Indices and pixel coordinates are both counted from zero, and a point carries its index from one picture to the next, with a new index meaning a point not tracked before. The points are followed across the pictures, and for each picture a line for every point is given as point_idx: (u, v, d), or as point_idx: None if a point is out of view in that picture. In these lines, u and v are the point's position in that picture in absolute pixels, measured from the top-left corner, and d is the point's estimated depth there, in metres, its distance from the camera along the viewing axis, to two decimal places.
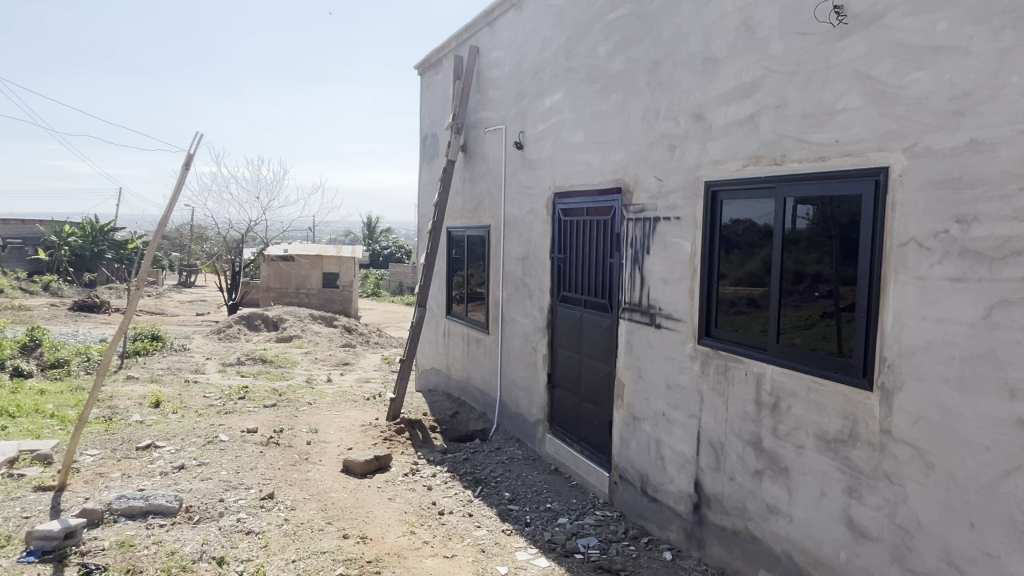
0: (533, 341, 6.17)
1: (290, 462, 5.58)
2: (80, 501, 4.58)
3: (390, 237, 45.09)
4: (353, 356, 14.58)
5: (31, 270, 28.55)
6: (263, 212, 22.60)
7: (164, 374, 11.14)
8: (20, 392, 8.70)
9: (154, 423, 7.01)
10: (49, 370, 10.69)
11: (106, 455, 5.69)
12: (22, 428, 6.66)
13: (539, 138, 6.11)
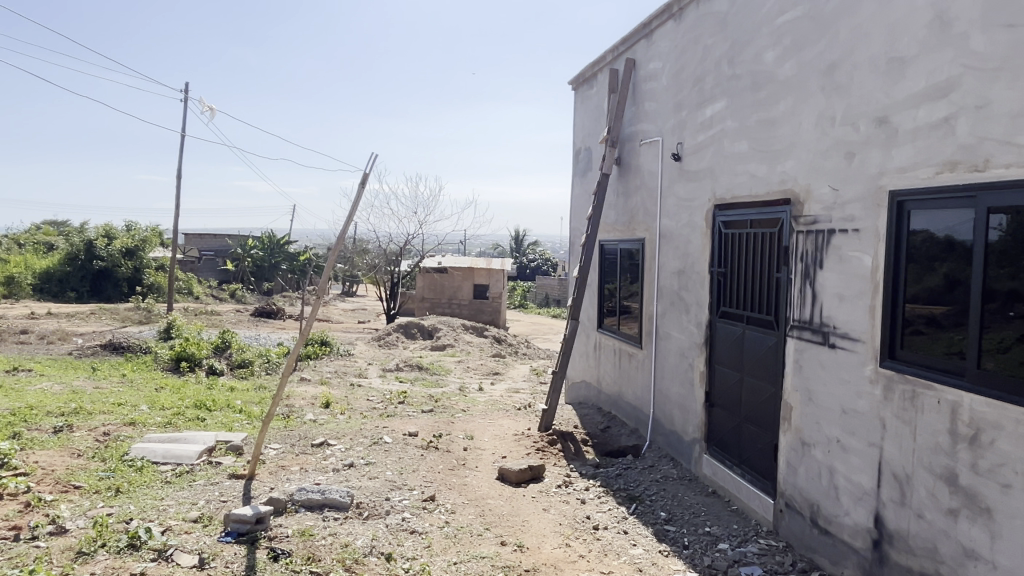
0: (689, 356, 5.99)
1: (449, 467, 5.79)
2: (267, 490, 5.04)
3: (537, 250, 45.82)
4: (502, 366, 14.91)
5: (220, 279, 31.98)
6: (420, 226, 23.80)
7: (332, 377, 12.01)
8: (215, 388, 9.76)
9: (326, 422, 7.58)
10: (237, 370, 11.90)
11: (287, 449, 6.22)
12: (217, 421, 7.44)
13: (698, 149, 5.95)
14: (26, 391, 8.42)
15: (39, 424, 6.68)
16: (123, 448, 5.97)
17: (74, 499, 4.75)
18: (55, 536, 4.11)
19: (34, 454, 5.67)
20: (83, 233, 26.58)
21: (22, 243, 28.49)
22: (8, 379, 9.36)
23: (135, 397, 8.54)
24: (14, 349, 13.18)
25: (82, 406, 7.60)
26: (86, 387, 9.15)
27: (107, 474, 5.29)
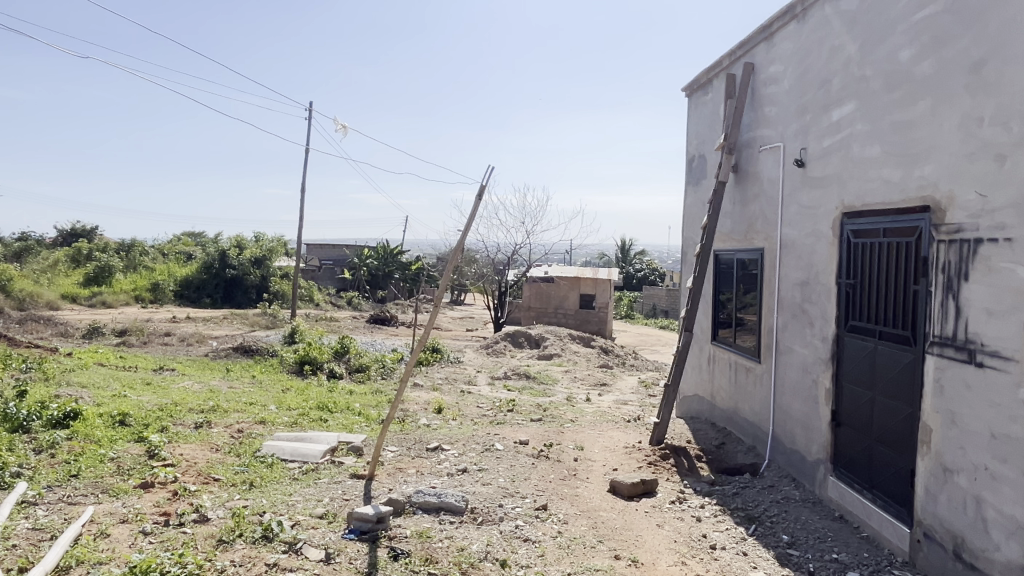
0: (813, 372, 5.70)
1: (560, 477, 5.80)
2: (386, 491, 5.24)
3: (644, 260, 45.14)
4: (610, 377, 14.75)
5: (339, 286, 33.65)
6: (528, 236, 24.02)
7: (443, 384, 12.31)
8: (335, 391, 10.26)
9: (439, 427, 7.78)
10: (355, 374, 12.44)
11: (404, 452, 6.44)
12: (338, 422, 7.82)
13: (824, 155, 5.66)
14: (171, 388, 9.18)
15: (182, 419, 7.26)
16: (256, 444, 6.38)
17: (214, 491, 5.12)
18: (199, 523, 4.45)
19: (180, 447, 6.17)
20: (218, 243, 28.72)
21: (166, 253, 31.14)
22: (156, 377, 10.24)
23: (264, 398, 9.11)
24: (160, 350, 14.41)
25: (219, 404, 8.20)
26: (221, 386, 9.87)
27: (242, 468, 5.67)
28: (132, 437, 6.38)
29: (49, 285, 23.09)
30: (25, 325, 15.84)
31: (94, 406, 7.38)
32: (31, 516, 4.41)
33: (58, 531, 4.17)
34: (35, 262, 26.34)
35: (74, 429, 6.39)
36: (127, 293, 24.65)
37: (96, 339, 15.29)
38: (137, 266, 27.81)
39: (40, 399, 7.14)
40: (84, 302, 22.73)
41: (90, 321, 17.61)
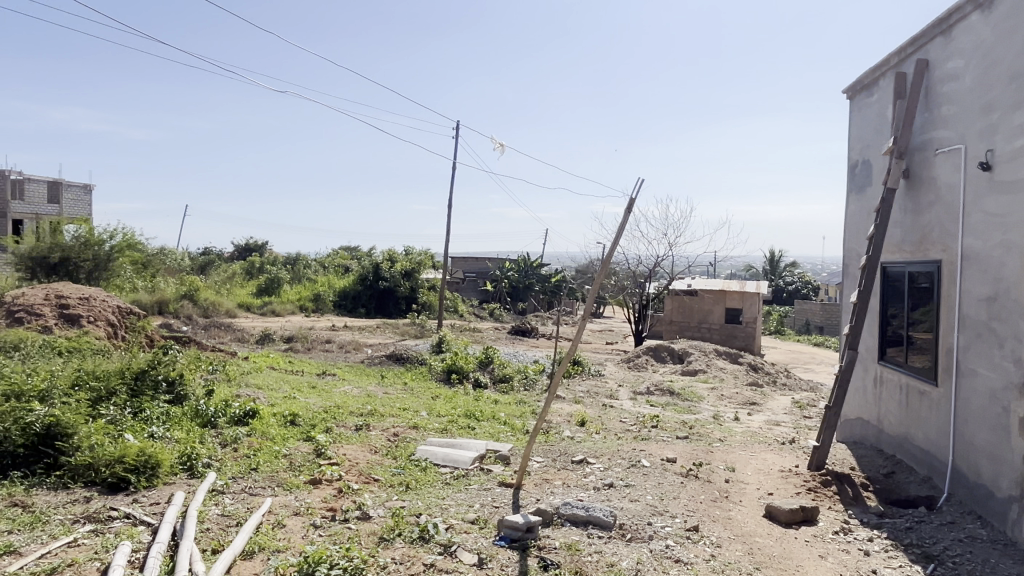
0: (1003, 399, 5.11)
1: (711, 498, 5.59)
2: (534, 501, 5.31)
3: (795, 272, 42.69)
4: (760, 396, 14.01)
5: (481, 298, 34.63)
6: (670, 248, 23.48)
7: (585, 397, 12.28)
8: (481, 400, 10.55)
9: (583, 440, 7.78)
10: (499, 384, 12.73)
11: (550, 464, 6.50)
12: (485, 431, 8.03)
13: (1015, 157, 5.10)
14: (334, 392, 9.87)
15: (344, 421, 7.79)
16: (410, 449, 6.70)
17: (374, 490, 5.44)
18: (362, 520, 4.74)
19: (343, 447, 6.61)
20: (372, 257, 30.56)
21: (326, 265, 33.56)
22: (319, 381, 11.05)
23: (415, 404, 9.55)
24: (321, 356, 15.53)
25: (376, 409, 8.70)
26: (377, 392, 10.47)
27: (398, 470, 5.98)
28: (302, 436, 6.93)
29: (228, 295, 25.63)
30: (209, 331, 17.66)
31: (269, 406, 8.09)
32: (220, 503, 4.91)
33: (242, 519, 4.60)
34: (217, 274, 29.37)
35: (253, 426, 7.04)
36: (293, 302, 26.81)
37: (268, 345, 16.74)
38: (301, 278, 30.20)
39: (226, 397, 7.94)
40: (257, 311, 24.99)
41: (262, 328, 19.38)
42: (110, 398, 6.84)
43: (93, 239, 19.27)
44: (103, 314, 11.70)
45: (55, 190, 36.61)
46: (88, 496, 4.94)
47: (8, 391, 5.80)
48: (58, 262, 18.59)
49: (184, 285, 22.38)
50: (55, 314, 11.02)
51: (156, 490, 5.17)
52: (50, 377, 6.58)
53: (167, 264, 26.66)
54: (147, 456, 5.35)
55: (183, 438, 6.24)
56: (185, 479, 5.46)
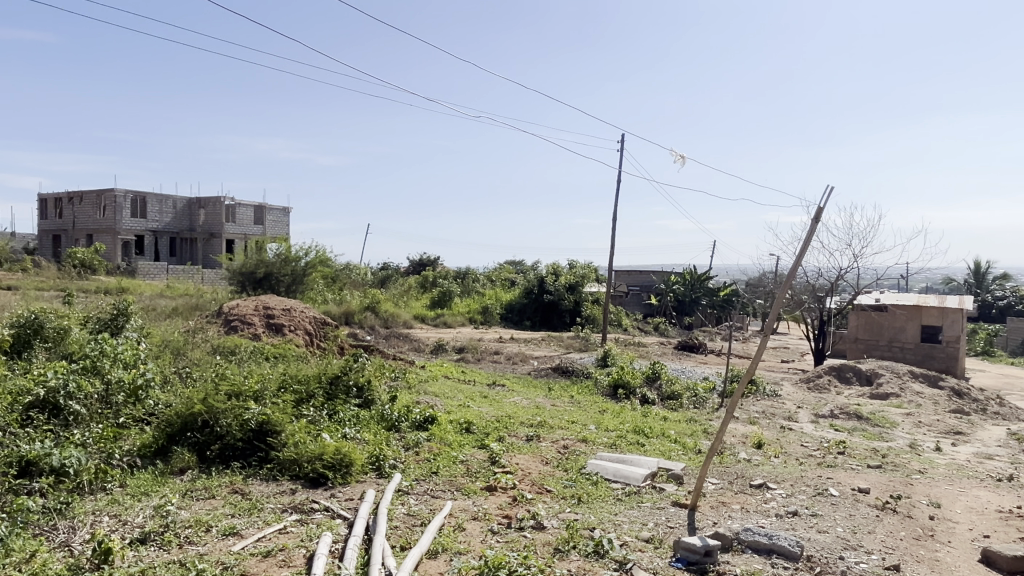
0: None
1: (913, 535, 5.07)
2: (711, 524, 5.12)
3: (1008, 285, 37.60)
4: (967, 426, 12.46)
5: (646, 312, 34.05)
6: (855, 260, 21.63)
7: (760, 417, 11.63)
8: (650, 416, 10.36)
9: (761, 464, 7.37)
10: (667, 401, 12.42)
11: (726, 486, 6.24)
12: (656, 448, 7.86)
13: None
14: (504, 402, 10.16)
15: (516, 431, 7.99)
16: (581, 462, 6.73)
17: (548, 501, 5.52)
18: (537, 530, 4.83)
19: (516, 457, 6.79)
20: (538, 270, 31.17)
21: (493, 279, 34.74)
22: (490, 391, 11.43)
23: (583, 417, 9.57)
24: (491, 367, 16.06)
25: (546, 420, 8.84)
26: (546, 403, 10.64)
27: (570, 483, 6.03)
28: (476, 444, 7.20)
29: (405, 307, 27.31)
30: (389, 341, 18.94)
31: (446, 413, 8.52)
32: (406, 503, 5.23)
33: (426, 519, 4.87)
34: (395, 287, 31.44)
35: (433, 432, 7.44)
36: (463, 314, 28.00)
37: (441, 355, 17.62)
38: (470, 291, 31.48)
39: (407, 403, 8.46)
40: (431, 322, 26.38)
41: (436, 339, 20.42)
42: (310, 400, 7.55)
43: (291, 256, 21.42)
44: (301, 323, 12.96)
45: (260, 212, 41.23)
46: (294, 488, 5.48)
47: (229, 390, 6.59)
48: (263, 277, 20.92)
49: (366, 298, 24.19)
50: (263, 323, 12.37)
51: (351, 486, 5.62)
52: (262, 379, 7.39)
53: (353, 278, 28.98)
54: (342, 455, 5.84)
55: (372, 440, 6.74)
56: (374, 478, 5.88)
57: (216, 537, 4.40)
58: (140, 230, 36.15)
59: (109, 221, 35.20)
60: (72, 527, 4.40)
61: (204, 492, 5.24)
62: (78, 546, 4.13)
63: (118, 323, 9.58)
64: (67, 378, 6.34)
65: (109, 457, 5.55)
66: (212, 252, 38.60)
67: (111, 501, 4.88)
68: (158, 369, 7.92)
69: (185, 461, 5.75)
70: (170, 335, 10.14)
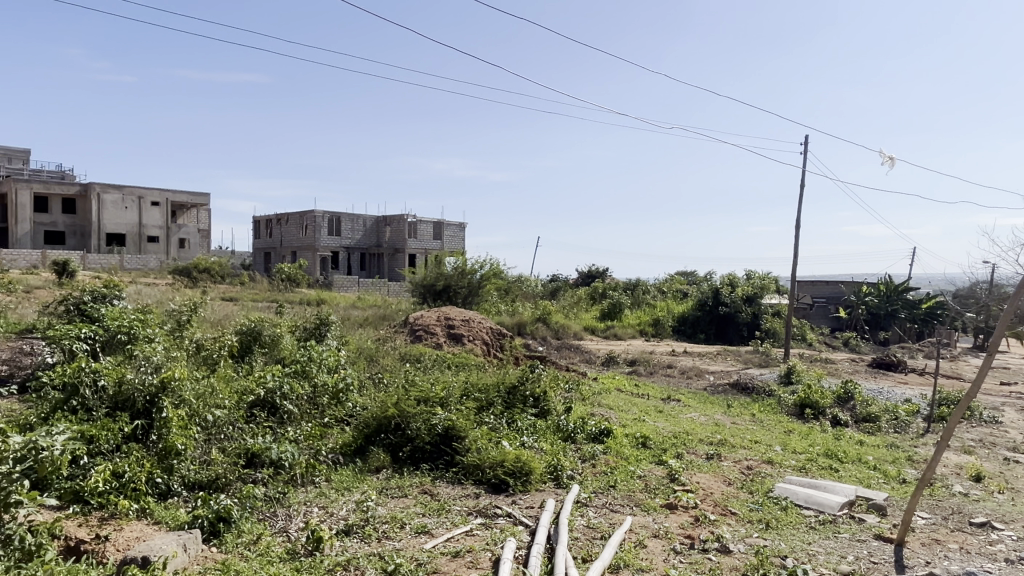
0: None
1: None
2: (922, 563, 4.61)
3: None
4: None
5: (833, 326, 31.56)
6: None
7: (978, 447, 10.29)
8: (843, 439, 9.54)
9: (982, 499, 6.52)
10: (862, 424, 11.39)
11: (939, 522, 5.58)
12: (852, 475, 7.23)
13: None
14: (681, 418, 9.87)
15: (696, 449, 7.73)
16: (768, 485, 6.36)
17: (732, 524, 5.27)
18: (722, 553, 4.64)
19: (696, 475, 6.57)
20: (713, 282, 29.99)
21: (664, 289, 33.96)
22: (665, 406, 11.16)
23: (768, 437, 9.04)
24: (664, 380, 15.67)
25: (727, 439, 8.46)
26: (726, 421, 10.18)
27: (756, 506, 5.71)
28: (654, 459, 7.06)
29: (575, 319, 27.50)
30: (561, 352, 19.18)
31: (622, 426, 8.44)
32: (585, 515, 5.25)
33: (607, 533, 4.85)
34: (565, 298, 31.76)
35: (609, 445, 7.40)
36: (634, 326, 27.62)
37: (613, 367, 17.50)
38: (641, 302, 31.00)
39: (582, 415, 8.51)
40: (601, 333, 26.30)
41: (606, 351, 20.34)
42: (490, 408, 7.83)
43: (467, 269, 22.40)
44: (479, 333, 13.49)
45: (439, 228, 43.64)
46: (478, 492, 5.71)
47: (418, 395, 7.01)
48: (442, 289, 22.09)
49: (538, 309, 24.70)
50: (444, 333, 13.06)
51: (530, 494, 5.75)
52: (446, 386, 7.79)
53: (525, 290, 29.72)
54: (522, 463, 5.99)
55: (550, 449, 6.85)
56: (552, 488, 5.97)
57: (410, 534, 4.69)
58: (335, 246, 39.71)
59: (310, 238, 39.09)
60: (288, 515, 4.91)
61: (398, 490, 5.62)
62: (294, 533, 4.60)
63: (320, 331, 10.57)
64: (282, 380, 7.09)
65: (317, 452, 6.11)
66: (396, 266, 41.38)
67: (319, 494, 5.38)
68: (355, 374, 8.63)
69: (380, 460, 6.21)
70: (364, 343, 11.01)
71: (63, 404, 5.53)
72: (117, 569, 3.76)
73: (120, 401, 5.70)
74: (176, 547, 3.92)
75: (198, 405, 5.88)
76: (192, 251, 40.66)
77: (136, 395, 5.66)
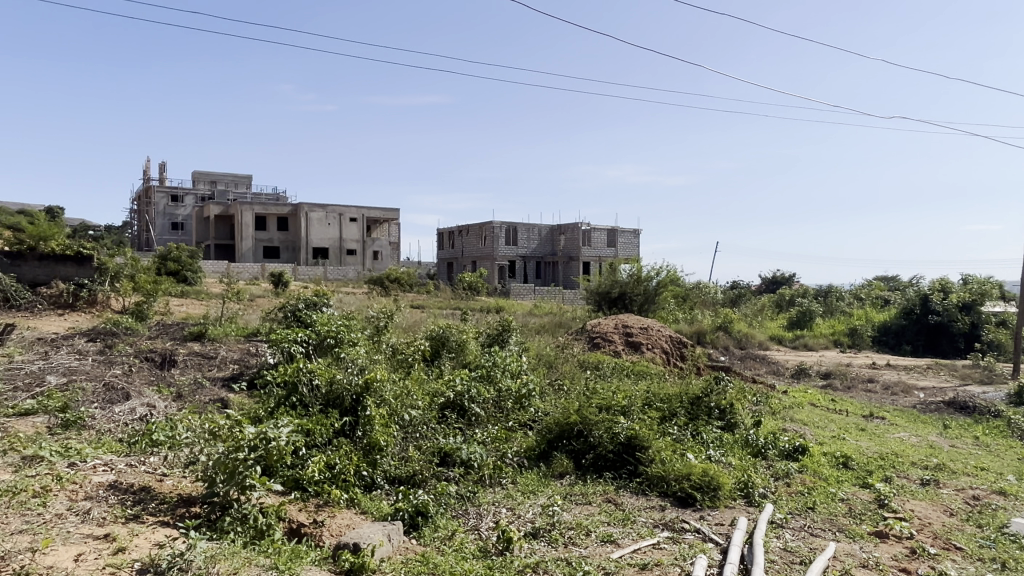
0: None
1: None
2: None
3: None
4: None
5: None
6: None
7: None
8: None
9: None
10: None
11: None
12: None
13: None
14: (888, 438, 8.95)
15: (908, 473, 6.96)
16: (1000, 518, 5.57)
17: (958, 561, 4.67)
18: None
19: (910, 502, 5.91)
20: (920, 287, 26.98)
21: (862, 296, 31.15)
22: (869, 424, 10.18)
23: (997, 464, 7.92)
24: (864, 396, 14.30)
25: (946, 464, 7.52)
26: (943, 444, 9.06)
27: (987, 542, 5.02)
28: (858, 482, 6.47)
29: (760, 328, 26.03)
30: (745, 362, 18.21)
31: (819, 444, 7.83)
32: (781, 537, 4.92)
33: (807, 558, 4.52)
34: (748, 306, 30.16)
35: (805, 463, 6.90)
36: (827, 336, 25.53)
37: (805, 380, 16.30)
38: (834, 311, 28.64)
39: (773, 430, 8.01)
40: (789, 343, 24.64)
41: (796, 363, 19.00)
42: (673, 419, 7.63)
43: (643, 276, 21.97)
44: (659, 342, 13.20)
45: (614, 235, 43.49)
46: (664, 505, 5.57)
47: (600, 403, 6.99)
48: (617, 296, 21.95)
49: (718, 318, 23.74)
50: (622, 341, 12.96)
51: (719, 511, 5.51)
52: (629, 395, 7.70)
53: (704, 298, 28.68)
54: (710, 477, 5.76)
55: (739, 464, 6.53)
56: (743, 506, 5.68)
57: (596, 542, 4.68)
58: (512, 255, 41.01)
59: (489, 248, 40.67)
60: (479, 514, 5.11)
61: (582, 497, 5.64)
62: (485, 531, 4.78)
63: (502, 337, 10.94)
64: (470, 384, 7.43)
65: (503, 455, 6.31)
66: (571, 273, 41.78)
67: (506, 495, 5.55)
68: (537, 380, 8.80)
69: (563, 466, 6.27)
70: (543, 350, 11.20)
71: (285, 400, 6.21)
72: (333, 553, 4.12)
73: (331, 399, 6.28)
74: (381, 536, 4.23)
75: (397, 405, 6.31)
76: (385, 262, 43.95)
77: (344, 394, 6.22)
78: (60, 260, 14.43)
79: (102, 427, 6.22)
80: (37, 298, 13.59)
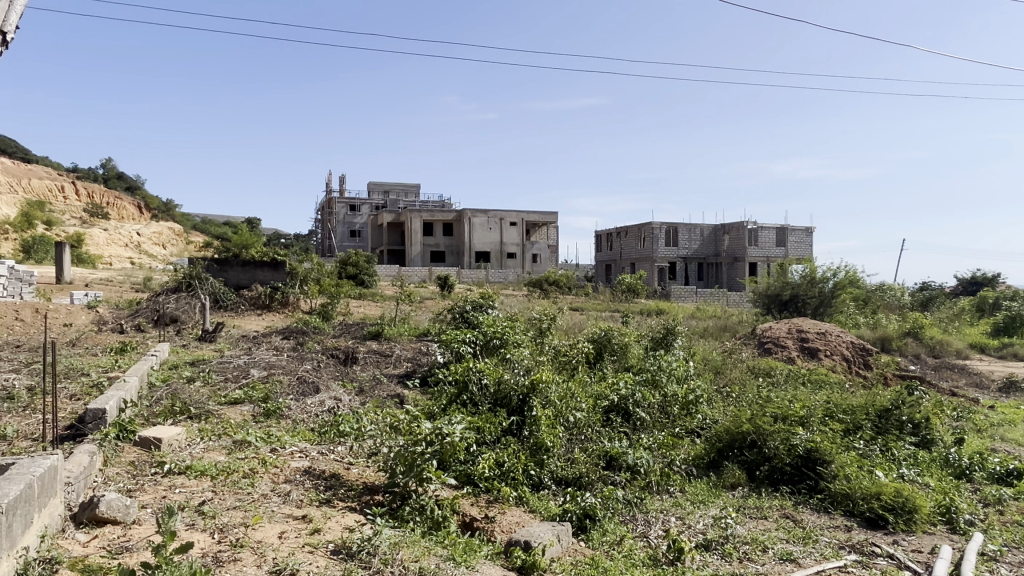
0: None
1: None
2: None
3: None
4: None
5: None
6: None
7: None
8: None
9: None
10: None
11: None
12: None
13: None
14: None
15: None
16: None
17: None
18: None
19: None
20: None
21: None
22: None
23: None
24: None
25: None
26: None
27: None
28: None
29: (958, 334, 23.26)
30: (940, 372, 16.34)
31: None
32: (995, 571, 4.37)
33: None
34: (943, 310, 27.06)
35: (1021, 489, 6.06)
36: None
37: (1016, 394, 14.32)
38: None
39: (978, 449, 7.13)
40: (993, 352, 21.80)
41: (1004, 375, 16.73)
42: (858, 432, 7.01)
43: (818, 277, 20.43)
44: (839, 348, 12.22)
45: (783, 234, 41.02)
46: (850, 525, 5.14)
47: (775, 413, 6.61)
48: (789, 298, 20.65)
49: (907, 323, 21.53)
50: (797, 347, 12.16)
51: (916, 537, 5.00)
52: (807, 405, 7.20)
53: (888, 301, 26.14)
54: (904, 498, 5.23)
55: (939, 486, 5.87)
56: (945, 533, 5.11)
57: (773, 560, 4.42)
58: (673, 257, 39.95)
59: (648, 250, 39.90)
60: (648, 521, 5.01)
61: (756, 511, 5.35)
62: (654, 539, 4.69)
63: (667, 341, 10.65)
64: (634, 389, 7.33)
65: (671, 462, 6.12)
66: (736, 275, 39.92)
67: (675, 504, 5.39)
68: (705, 386, 8.49)
69: (736, 477, 5.98)
70: (709, 355, 10.77)
71: (457, 397, 6.61)
72: (504, 549, 4.22)
73: (500, 399, 6.48)
74: (551, 536, 4.27)
75: (562, 406, 6.33)
76: (544, 266, 44.59)
77: (511, 394, 6.39)
78: (259, 265, 16.02)
79: (297, 417, 6.85)
80: (241, 299, 15.32)
